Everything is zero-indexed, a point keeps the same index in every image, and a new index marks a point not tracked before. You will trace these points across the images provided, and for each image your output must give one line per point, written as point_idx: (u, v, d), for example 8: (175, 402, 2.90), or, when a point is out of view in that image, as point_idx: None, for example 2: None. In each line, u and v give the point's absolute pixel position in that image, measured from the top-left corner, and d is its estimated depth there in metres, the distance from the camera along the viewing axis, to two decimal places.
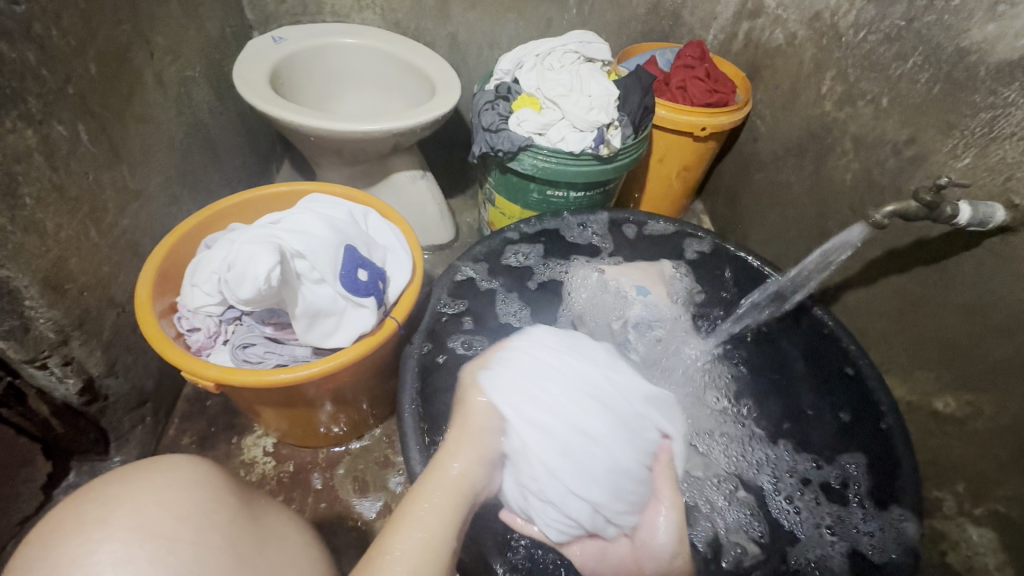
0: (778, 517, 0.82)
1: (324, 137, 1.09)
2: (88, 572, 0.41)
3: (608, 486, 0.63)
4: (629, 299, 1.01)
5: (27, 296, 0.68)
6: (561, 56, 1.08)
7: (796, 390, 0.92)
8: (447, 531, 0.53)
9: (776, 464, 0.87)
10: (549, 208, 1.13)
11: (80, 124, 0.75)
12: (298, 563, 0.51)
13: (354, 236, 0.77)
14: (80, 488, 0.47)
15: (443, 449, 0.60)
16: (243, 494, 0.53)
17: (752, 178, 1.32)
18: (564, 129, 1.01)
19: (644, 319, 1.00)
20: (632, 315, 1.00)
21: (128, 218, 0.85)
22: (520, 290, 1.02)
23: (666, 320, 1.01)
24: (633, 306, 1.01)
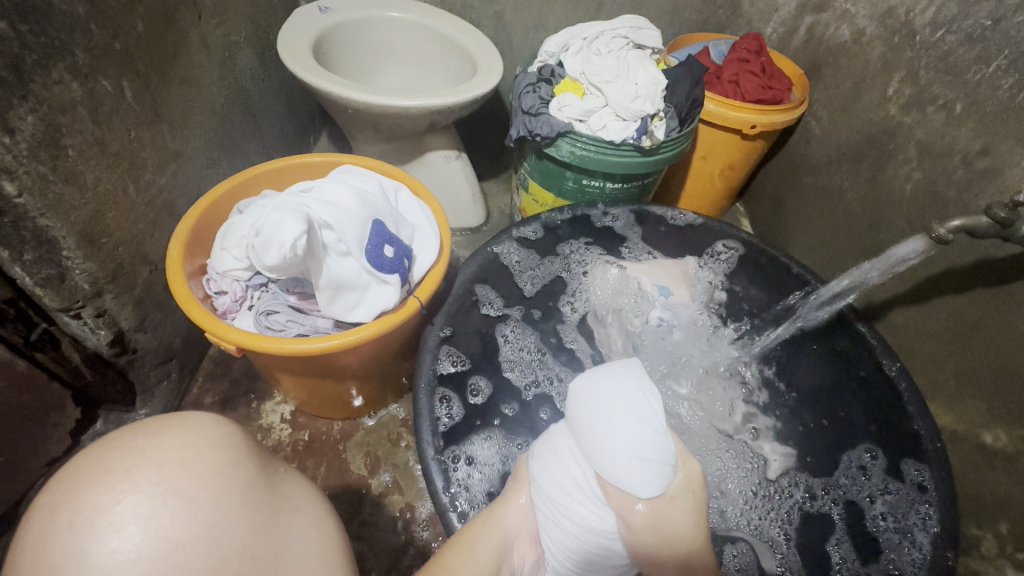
0: (866, 525, 0.77)
1: (363, 111, 1.08)
2: (113, 522, 0.41)
3: (585, 537, 0.60)
4: (651, 301, 0.97)
5: (66, 247, 0.68)
6: (610, 41, 1.04)
7: (835, 409, 0.86)
8: None
9: (845, 485, 0.80)
10: (584, 197, 1.10)
11: (125, 81, 0.76)
12: (312, 535, 0.51)
13: (383, 212, 0.76)
14: (104, 437, 0.46)
15: (465, 530, 0.63)
16: (263, 458, 0.53)
17: (801, 183, 1.26)
18: (606, 116, 0.97)
19: (665, 322, 0.96)
20: (652, 317, 0.97)
21: (165, 177, 0.86)
22: (544, 279, 0.99)
23: (686, 324, 0.97)
24: (655, 309, 0.97)
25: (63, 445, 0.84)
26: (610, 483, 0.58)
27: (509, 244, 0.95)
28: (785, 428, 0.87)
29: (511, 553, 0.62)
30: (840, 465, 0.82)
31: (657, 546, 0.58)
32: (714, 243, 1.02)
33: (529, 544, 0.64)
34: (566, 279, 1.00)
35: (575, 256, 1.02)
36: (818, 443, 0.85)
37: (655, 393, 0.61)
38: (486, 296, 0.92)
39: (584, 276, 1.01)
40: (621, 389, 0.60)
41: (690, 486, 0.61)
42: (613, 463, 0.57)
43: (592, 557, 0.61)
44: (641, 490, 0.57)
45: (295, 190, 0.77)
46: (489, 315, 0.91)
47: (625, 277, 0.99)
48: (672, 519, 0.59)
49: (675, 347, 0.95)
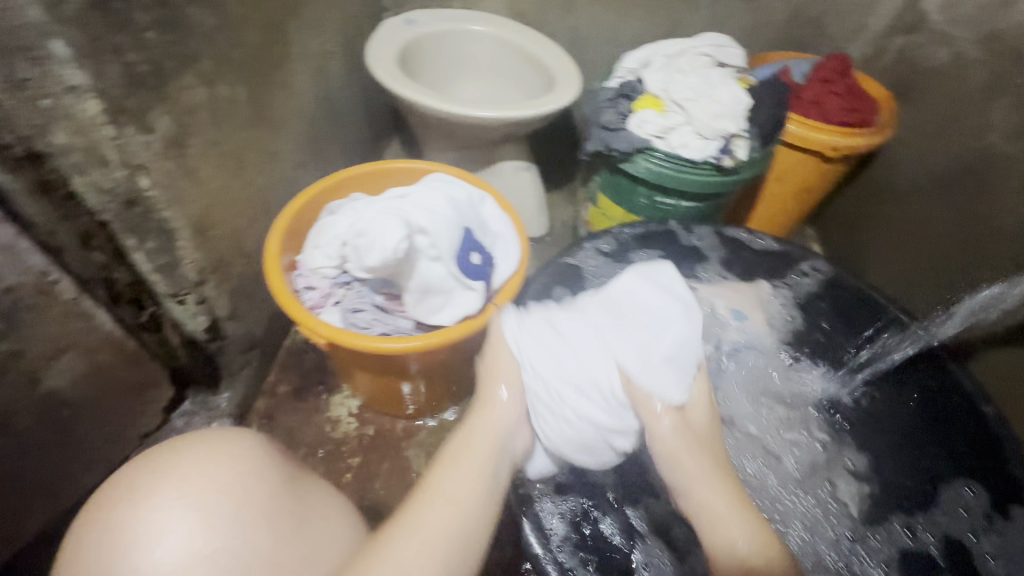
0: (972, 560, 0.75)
1: (444, 120, 1.12)
2: (150, 528, 0.50)
3: (591, 425, 0.69)
4: (725, 324, 0.93)
5: (181, 238, 0.74)
6: (692, 59, 1.04)
7: (922, 445, 0.83)
8: (462, 511, 0.60)
9: (938, 521, 0.79)
10: (655, 214, 1.09)
11: (238, 87, 0.81)
12: (338, 541, 0.61)
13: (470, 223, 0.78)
14: (137, 457, 0.57)
15: (459, 445, 0.66)
16: (290, 473, 0.63)
17: (882, 210, 1.22)
18: (687, 134, 0.96)
19: (741, 346, 0.93)
20: (726, 340, 0.94)
21: (263, 176, 0.92)
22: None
23: (760, 351, 0.94)
24: (729, 332, 0.94)
25: (156, 421, 0.90)
26: (635, 384, 0.67)
27: (587, 249, 0.93)
28: (867, 465, 0.86)
29: (510, 444, 0.69)
30: (938, 501, 0.79)
31: (666, 448, 0.65)
32: (798, 263, 0.95)
33: (523, 428, 0.71)
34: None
35: None
36: (905, 479, 0.83)
37: (697, 318, 0.70)
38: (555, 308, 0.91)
39: None
40: (664, 311, 0.69)
41: (697, 400, 0.70)
42: (644, 366, 0.67)
43: (589, 446, 0.70)
44: (669, 397, 0.66)
45: (387, 196, 0.80)
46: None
47: (698, 298, 0.95)
48: (693, 426, 0.68)
49: (743, 374, 0.94)
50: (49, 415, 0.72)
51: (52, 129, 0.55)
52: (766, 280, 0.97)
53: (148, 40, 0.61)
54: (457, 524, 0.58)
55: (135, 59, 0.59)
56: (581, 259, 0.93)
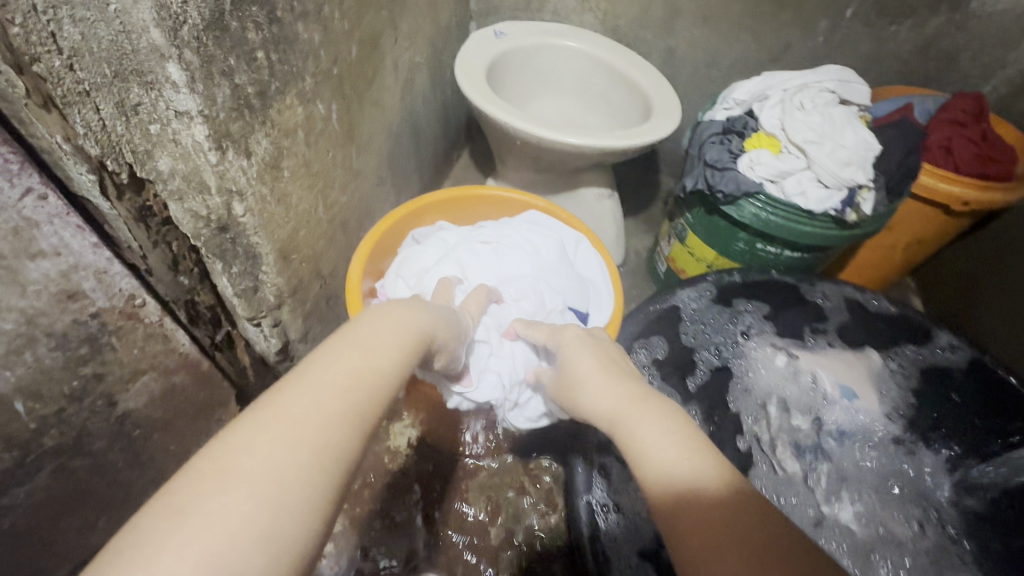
0: None
1: (531, 142, 1.06)
2: None
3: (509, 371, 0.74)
4: (828, 400, 0.81)
5: (265, 263, 0.70)
6: (816, 94, 0.93)
7: None
8: (350, 378, 0.42)
9: None
10: (752, 260, 1.00)
11: (334, 103, 0.78)
12: None
13: (568, 275, 0.83)
14: None
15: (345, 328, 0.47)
16: None
17: (1014, 273, 1.08)
18: (806, 181, 0.86)
19: (844, 428, 0.80)
20: (826, 419, 0.80)
21: (346, 195, 0.89)
22: (708, 341, 0.87)
23: (872, 436, 0.79)
24: (832, 409, 0.81)
25: None
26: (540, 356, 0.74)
27: (687, 290, 0.90)
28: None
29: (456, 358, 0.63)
30: None
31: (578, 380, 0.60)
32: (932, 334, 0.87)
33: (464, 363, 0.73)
34: (723, 349, 0.87)
35: (739, 326, 0.89)
36: None
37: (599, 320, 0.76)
38: (642, 352, 0.87)
39: (744, 349, 0.87)
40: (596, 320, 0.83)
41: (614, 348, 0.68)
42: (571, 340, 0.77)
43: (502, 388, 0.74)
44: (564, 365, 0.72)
45: (481, 240, 0.84)
46: (653, 370, 0.85)
47: (795, 365, 0.84)
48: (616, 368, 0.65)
49: (849, 462, 0.78)
50: (121, 435, 0.70)
51: (157, 154, 0.52)
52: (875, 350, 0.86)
53: (257, 60, 0.58)
54: (347, 386, 0.41)
55: (242, 80, 0.56)
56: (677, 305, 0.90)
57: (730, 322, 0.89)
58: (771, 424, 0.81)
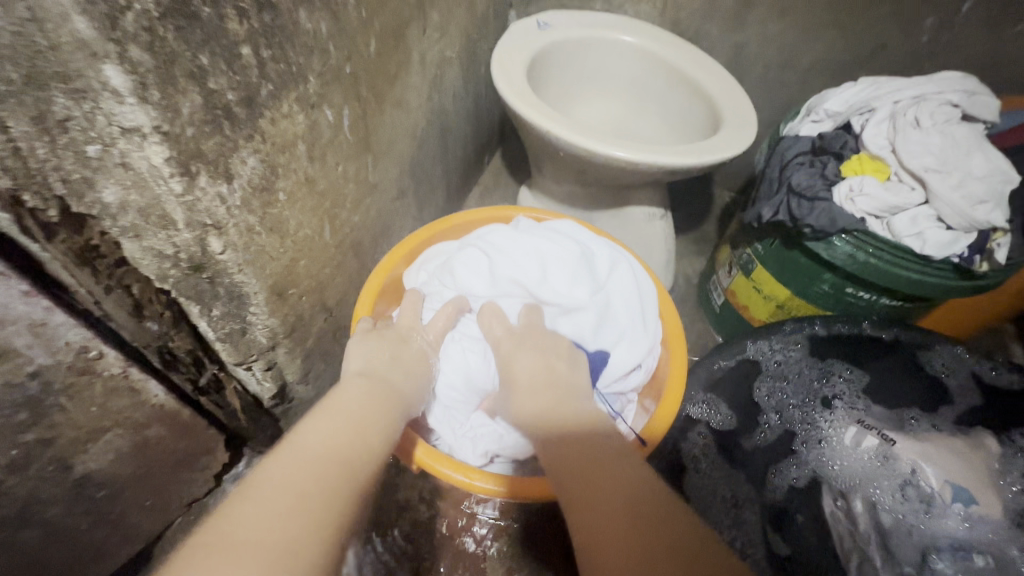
0: None
1: (575, 155, 0.91)
2: None
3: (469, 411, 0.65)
4: (937, 504, 0.66)
5: (254, 303, 0.58)
6: (935, 108, 0.75)
7: None
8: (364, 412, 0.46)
9: None
10: (836, 306, 0.83)
11: (347, 108, 0.64)
12: None
13: (584, 303, 0.63)
14: None
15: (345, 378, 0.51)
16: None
17: None
18: (921, 220, 0.69)
19: (952, 537, 0.66)
20: (932, 527, 0.66)
21: (359, 214, 0.76)
22: (782, 403, 0.73)
23: (997, 553, 0.65)
24: (938, 515, 0.66)
25: (205, 488, 0.77)
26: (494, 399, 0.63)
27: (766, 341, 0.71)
28: None
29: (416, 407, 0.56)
30: None
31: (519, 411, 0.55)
32: None
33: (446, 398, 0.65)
34: (804, 426, 0.73)
35: (820, 390, 0.74)
36: None
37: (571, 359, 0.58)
38: (706, 413, 0.71)
39: (825, 423, 0.73)
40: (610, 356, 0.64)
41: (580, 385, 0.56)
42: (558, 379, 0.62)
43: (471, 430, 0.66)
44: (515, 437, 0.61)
45: (481, 250, 0.67)
46: (720, 436, 0.72)
47: (890, 453, 0.69)
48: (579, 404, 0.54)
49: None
50: (82, 499, 0.59)
51: (100, 182, 0.40)
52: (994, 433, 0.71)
53: (242, 58, 0.44)
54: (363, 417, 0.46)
55: (218, 84, 0.43)
56: (739, 361, 0.71)
57: (816, 377, 0.74)
58: (863, 530, 0.67)
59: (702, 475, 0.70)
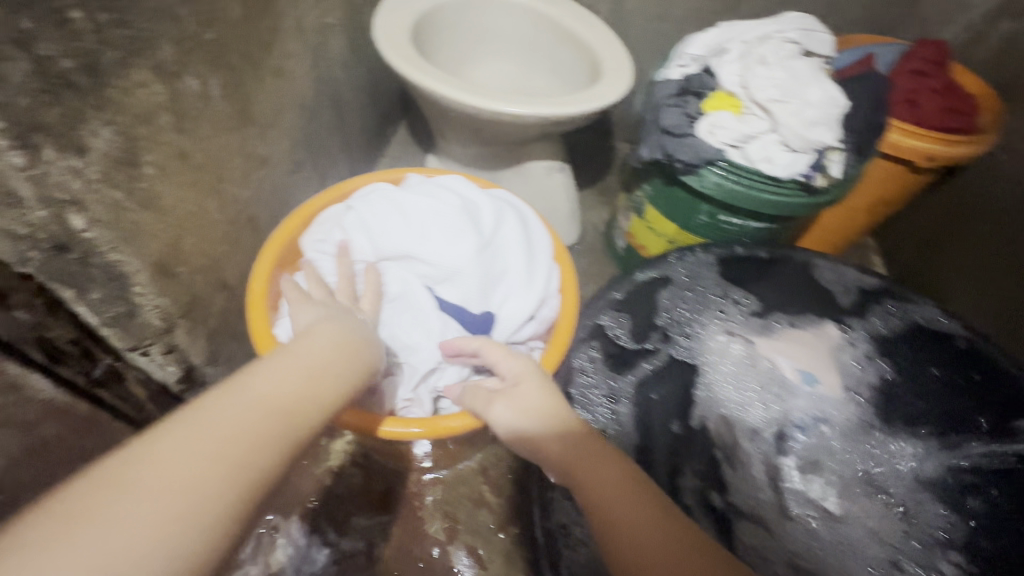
0: (932, 494, 0.74)
1: (466, 114, 0.94)
2: None
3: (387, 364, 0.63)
4: (790, 387, 0.81)
5: (138, 282, 0.57)
6: (777, 46, 0.83)
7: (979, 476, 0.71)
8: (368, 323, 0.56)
9: (889, 452, 0.78)
10: (716, 234, 0.92)
11: (215, 78, 0.63)
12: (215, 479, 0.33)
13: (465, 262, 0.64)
14: None
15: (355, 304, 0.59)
16: None
17: (973, 230, 1.04)
18: (770, 145, 0.78)
19: (804, 414, 0.81)
20: (790, 408, 0.81)
21: (250, 188, 0.75)
22: (673, 314, 0.79)
23: (832, 414, 0.81)
24: (794, 398, 0.82)
25: None
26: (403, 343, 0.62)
27: (677, 256, 0.77)
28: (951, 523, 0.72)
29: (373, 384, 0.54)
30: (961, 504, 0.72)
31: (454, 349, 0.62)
32: (912, 301, 0.77)
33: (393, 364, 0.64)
34: (682, 329, 0.79)
35: (701, 306, 0.80)
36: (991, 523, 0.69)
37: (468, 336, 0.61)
38: (612, 322, 0.73)
39: (701, 332, 0.80)
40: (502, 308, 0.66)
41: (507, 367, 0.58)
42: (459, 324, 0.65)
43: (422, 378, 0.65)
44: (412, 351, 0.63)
45: (360, 213, 0.67)
46: (613, 345, 0.73)
47: (752, 352, 0.82)
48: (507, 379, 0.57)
49: (813, 443, 0.82)
50: None
51: None
52: (836, 322, 0.81)
53: (73, 24, 0.43)
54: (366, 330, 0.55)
55: (52, 51, 0.42)
56: (627, 290, 0.74)
57: (713, 290, 0.81)
58: (735, 412, 0.81)
59: (597, 389, 0.70)
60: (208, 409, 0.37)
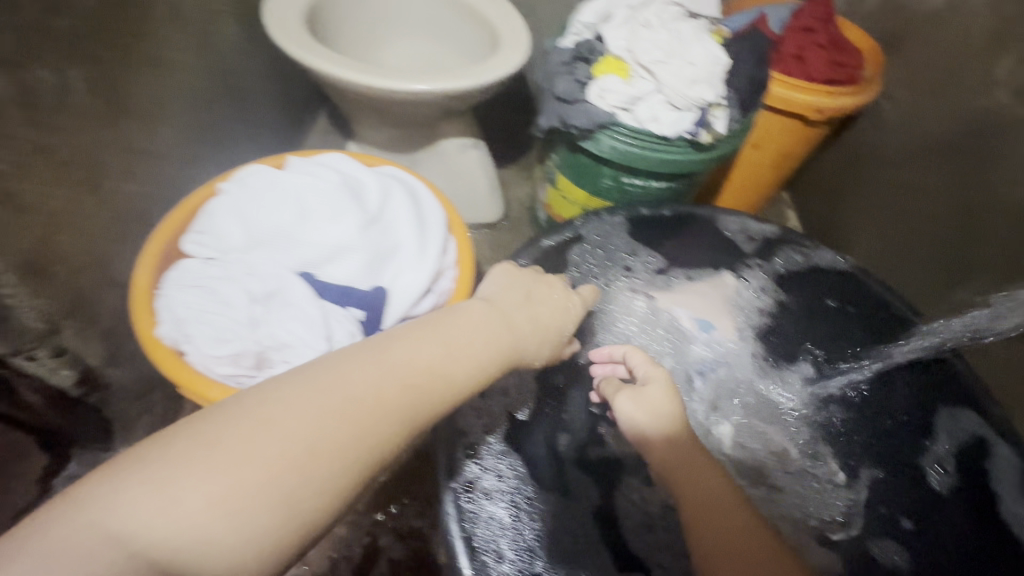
0: (832, 421, 0.80)
1: (366, 95, 0.93)
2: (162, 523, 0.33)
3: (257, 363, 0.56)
4: (690, 336, 0.85)
5: (4, 283, 0.55)
6: (661, 9, 0.86)
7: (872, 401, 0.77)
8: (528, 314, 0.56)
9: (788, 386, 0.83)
10: (621, 196, 0.95)
11: (73, 69, 0.61)
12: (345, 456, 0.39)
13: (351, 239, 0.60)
14: None
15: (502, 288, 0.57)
16: None
17: (866, 177, 1.10)
18: (657, 105, 0.81)
19: (707, 361, 0.85)
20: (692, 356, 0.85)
21: (135, 183, 0.73)
22: (582, 275, 0.82)
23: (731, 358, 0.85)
24: (696, 346, 0.86)
25: None
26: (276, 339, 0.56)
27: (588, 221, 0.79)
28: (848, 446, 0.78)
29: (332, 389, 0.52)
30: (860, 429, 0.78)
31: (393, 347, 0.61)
32: (803, 246, 0.83)
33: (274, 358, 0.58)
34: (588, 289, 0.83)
35: (603, 264, 0.83)
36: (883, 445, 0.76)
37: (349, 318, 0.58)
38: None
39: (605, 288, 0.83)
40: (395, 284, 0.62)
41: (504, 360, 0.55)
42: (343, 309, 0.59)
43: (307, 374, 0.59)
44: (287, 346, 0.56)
45: (235, 195, 0.61)
46: None
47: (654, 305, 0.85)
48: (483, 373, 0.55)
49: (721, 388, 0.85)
50: None
51: None
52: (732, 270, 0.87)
53: None
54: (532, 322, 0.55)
55: None
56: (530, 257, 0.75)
57: (622, 249, 0.84)
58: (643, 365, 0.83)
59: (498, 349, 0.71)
60: (333, 385, 0.41)
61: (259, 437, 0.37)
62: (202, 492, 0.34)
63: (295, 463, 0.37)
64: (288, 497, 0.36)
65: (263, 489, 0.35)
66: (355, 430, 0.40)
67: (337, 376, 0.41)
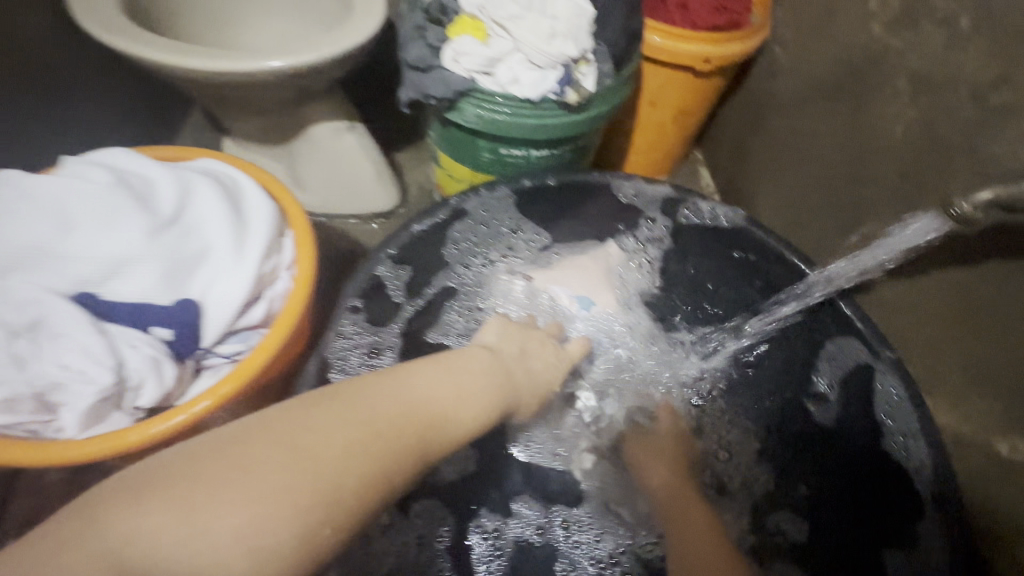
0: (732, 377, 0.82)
1: (200, 82, 0.82)
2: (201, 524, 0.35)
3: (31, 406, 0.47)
4: (571, 315, 0.82)
5: None
6: None
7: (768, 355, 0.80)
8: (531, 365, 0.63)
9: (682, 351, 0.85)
10: (504, 169, 0.88)
11: None
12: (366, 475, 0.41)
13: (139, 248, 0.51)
14: None
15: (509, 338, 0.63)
16: None
17: (764, 127, 1.06)
18: (516, 65, 0.73)
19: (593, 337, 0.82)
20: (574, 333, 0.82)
21: None
22: (454, 260, 0.78)
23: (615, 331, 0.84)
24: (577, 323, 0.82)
25: None
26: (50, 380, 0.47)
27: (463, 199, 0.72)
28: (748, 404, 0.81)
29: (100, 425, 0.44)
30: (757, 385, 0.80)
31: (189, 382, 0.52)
32: (695, 206, 0.78)
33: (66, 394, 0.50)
34: (460, 274, 0.79)
35: (476, 249, 0.79)
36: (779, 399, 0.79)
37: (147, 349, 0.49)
38: (390, 274, 0.69)
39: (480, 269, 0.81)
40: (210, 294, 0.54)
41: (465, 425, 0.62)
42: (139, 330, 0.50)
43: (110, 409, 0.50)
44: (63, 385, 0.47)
45: None
46: (382, 308, 0.70)
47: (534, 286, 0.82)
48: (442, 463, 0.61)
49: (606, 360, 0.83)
50: None
51: None
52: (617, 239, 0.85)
53: None
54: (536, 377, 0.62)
55: None
56: (395, 251, 0.68)
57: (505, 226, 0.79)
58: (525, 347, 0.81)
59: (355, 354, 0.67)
60: (354, 406, 0.44)
61: (296, 461, 0.38)
62: (229, 515, 0.35)
63: (319, 491, 0.38)
64: (314, 526, 0.37)
65: (295, 514, 0.37)
66: (377, 452, 0.42)
67: (361, 409, 0.44)
